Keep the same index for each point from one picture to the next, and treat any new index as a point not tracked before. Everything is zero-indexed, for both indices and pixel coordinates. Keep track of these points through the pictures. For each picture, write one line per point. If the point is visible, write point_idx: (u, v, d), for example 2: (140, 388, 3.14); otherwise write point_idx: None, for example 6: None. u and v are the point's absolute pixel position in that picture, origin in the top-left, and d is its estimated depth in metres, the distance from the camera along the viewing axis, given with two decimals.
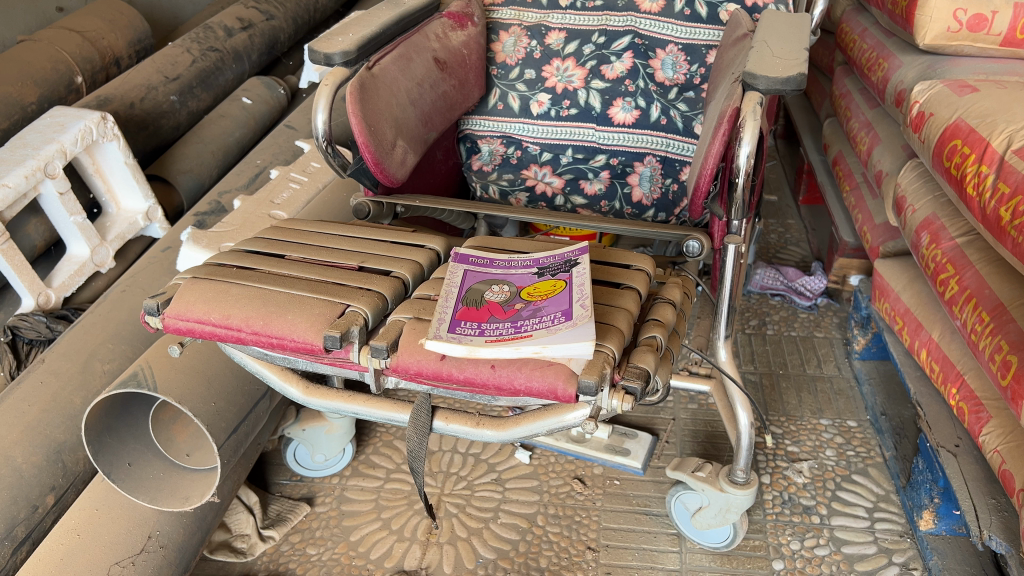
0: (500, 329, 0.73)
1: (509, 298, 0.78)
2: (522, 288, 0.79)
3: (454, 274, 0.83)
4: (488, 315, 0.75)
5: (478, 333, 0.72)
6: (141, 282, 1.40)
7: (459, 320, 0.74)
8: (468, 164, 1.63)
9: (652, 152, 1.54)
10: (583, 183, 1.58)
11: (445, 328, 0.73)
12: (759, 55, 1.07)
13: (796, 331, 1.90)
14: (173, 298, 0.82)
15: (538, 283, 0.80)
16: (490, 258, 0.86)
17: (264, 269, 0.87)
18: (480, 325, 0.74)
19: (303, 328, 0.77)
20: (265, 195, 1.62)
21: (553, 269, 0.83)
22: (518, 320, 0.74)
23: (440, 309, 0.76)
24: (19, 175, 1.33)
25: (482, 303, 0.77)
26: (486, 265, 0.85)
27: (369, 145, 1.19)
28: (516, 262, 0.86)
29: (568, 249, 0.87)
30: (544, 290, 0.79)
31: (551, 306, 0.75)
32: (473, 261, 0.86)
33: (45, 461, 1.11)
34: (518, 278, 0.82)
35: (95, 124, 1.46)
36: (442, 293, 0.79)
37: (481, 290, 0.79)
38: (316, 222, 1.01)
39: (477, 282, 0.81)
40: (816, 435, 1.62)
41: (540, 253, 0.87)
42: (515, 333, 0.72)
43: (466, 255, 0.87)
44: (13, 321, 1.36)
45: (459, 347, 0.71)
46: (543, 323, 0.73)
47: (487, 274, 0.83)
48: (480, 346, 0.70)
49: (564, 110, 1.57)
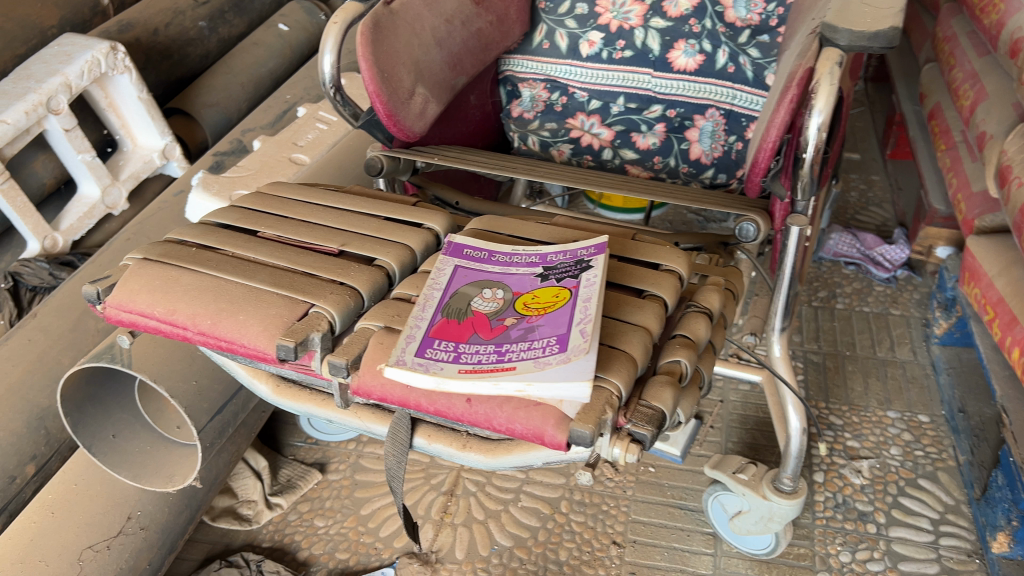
0: (480, 355, 0.59)
1: (499, 311, 0.64)
2: (518, 297, 0.66)
3: (442, 271, 0.69)
4: (468, 333, 0.61)
5: (450, 359, 0.59)
6: (147, 231, 1.32)
7: (432, 336, 0.61)
8: (507, 110, 1.46)
9: (716, 104, 1.34)
10: (634, 136, 1.39)
11: (413, 347, 0.60)
12: (844, 3, 0.89)
13: (870, 306, 1.71)
14: (116, 284, 0.70)
15: (538, 292, 0.66)
16: (489, 252, 0.73)
17: (229, 250, 0.75)
18: (457, 345, 0.60)
19: (254, 332, 0.65)
20: (288, 136, 1.50)
21: (560, 273, 0.68)
22: (504, 344, 0.60)
23: (413, 321, 0.63)
24: (19, 110, 1.24)
25: (464, 316, 0.64)
26: (482, 260, 0.71)
27: (381, 95, 1.05)
28: (519, 259, 0.72)
29: (583, 246, 0.72)
30: (543, 304, 0.64)
31: (547, 328, 0.61)
32: (468, 254, 0.72)
33: (26, 428, 1.04)
34: (517, 282, 0.68)
35: (104, 55, 1.35)
36: (420, 298, 0.66)
37: (468, 297, 0.66)
38: (304, 188, 0.88)
39: (466, 285, 0.68)
40: (881, 430, 1.45)
41: (549, 248, 0.73)
42: (496, 363, 0.58)
43: (461, 246, 0.73)
44: (15, 266, 1.29)
45: (422, 375, 0.57)
46: (532, 352, 0.59)
47: (482, 274, 0.69)
48: (449, 377, 0.57)
49: (617, 51, 1.38)
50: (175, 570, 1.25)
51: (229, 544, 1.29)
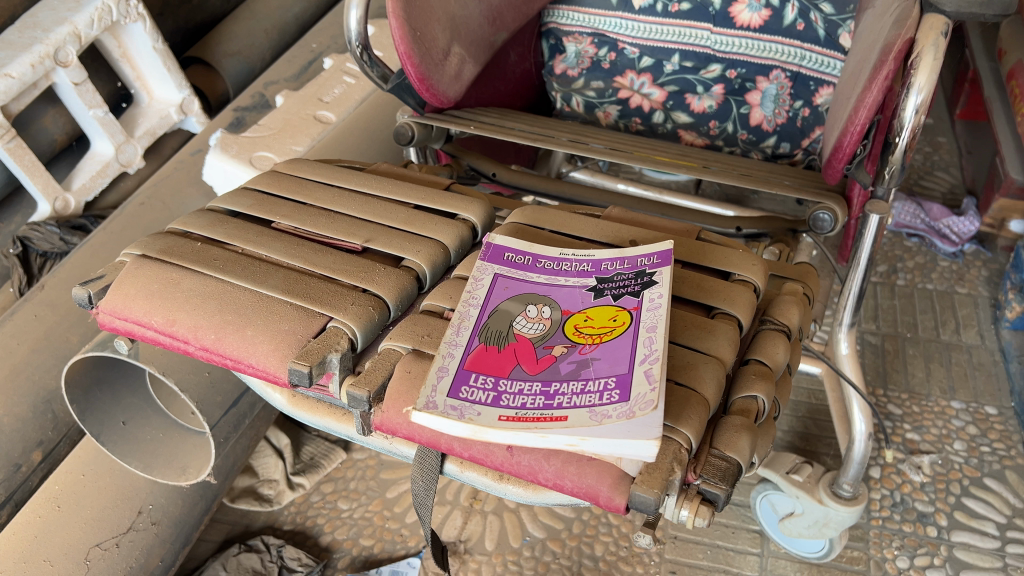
0: (523, 398, 0.50)
1: (547, 337, 0.55)
2: (569, 319, 0.56)
3: (479, 281, 0.60)
4: (511, 366, 0.52)
5: (489, 401, 0.50)
6: (163, 194, 1.23)
7: (468, 369, 0.52)
8: (549, 67, 1.34)
9: (782, 65, 1.21)
10: (689, 98, 1.27)
11: (444, 383, 0.51)
12: None
13: (934, 284, 1.59)
14: (110, 287, 0.62)
15: (591, 313, 0.57)
16: (533, 256, 0.63)
17: (238, 245, 0.66)
18: (497, 382, 0.51)
19: (263, 351, 0.57)
20: (312, 91, 1.39)
21: (617, 289, 0.59)
22: (553, 383, 0.51)
23: (445, 348, 0.54)
24: (24, 63, 1.15)
25: (505, 343, 0.54)
26: (526, 268, 0.62)
27: (412, 56, 0.94)
28: (568, 267, 0.62)
29: (643, 253, 0.62)
30: (598, 331, 0.55)
31: (604, 366, 0.52)
32: (509, 260, 0.62)
33: (31, 413, 0.97)
34: (567, 298, 0.58)
35: (115, 2, 1.25)
36: (454, 316, 0.57)
37: (510, 317, 0.57)
38: (325, 168, 0.79)
39: (507, 301, 0.58)
40: (944, 422, 1.35)
41: (604, 253, 0.63)
42: (544, 410, 0.49)
43: (501, 249, 0.63)
44: (23, 230, 1.22)
45: (455, 422, 0.48)
46: (587, 399, 0.49)
47: (526, 285, 0.60)
48: (488, 426, 0.48)
49: (673, 4, 1.25)
50: (194, 552, 1.20)
51: (249, 525, 1.23)
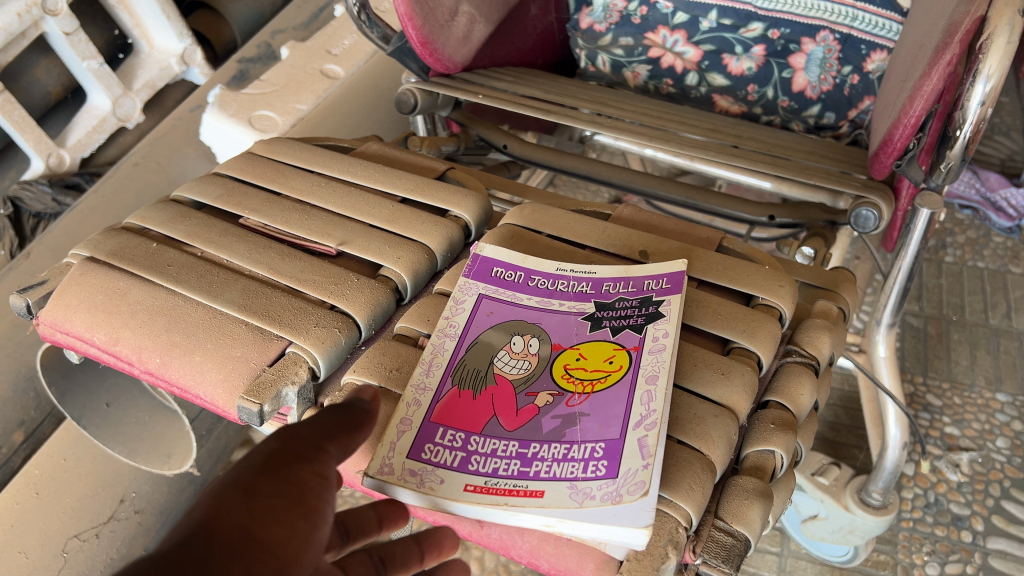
0: (496, 463, 0.44)
1: (530, 381, 0.48)
2: (557, 360, 0.50)
3: (461, 303, 0.54)
4: (485, 420, 0.46)
5: (455, 465, 0.44)
6: (159, 155, 1.16)
7: (436, 423, 0.46)
8: (574, 21, 1.22)
9: (831, 26, 1.09)
10: (726, 58, 1.16)
11: (405, 441, 0.45)
12: None
13: (985, 262, 1.48)
14: (51, 295, 0.55)
15: (584, 350, 0.50)
16: (526, 273, 0.56)
17: (199, 247, 0.59)
18: (468, 440, 0.45)
19: (211, 381, 0.50)
20: (320, 42, 1.30)
21: (616, 322, 0.52)
22: (531, 446, 0.45)
23: (413, 394, 0.48)
24: (11, 12, 1.07)
25: (482, 389, 0.48)
26: (516, 287, 0.55)
27: (414, 18, 0.85)
28: (564, 288, 0.55)
29: (651, 273, 0.55)
30: (590, 375, 0.49)
31: (593, 428, 0.45)
32: (498, 277, 0.56)
33: (13, 393, 0.93)
34: (559, 328, 0.52)
35: None
36: (427, 352, 0.51)
37: (492, 351, 0.51)
38: (306, 151, 0.71)
39: (490, 331, 0.52)
40: (986, 416, 1.25)
41: (607, 272, 0.56)
42: (518, 482, 0.43)
43: (489, 263, 0.57)
44: (14, 189, 1.16)
45: (414, 491, 0.42)
46: (568, 470, 0.43)
47: (513, 310, 0.54)
48: (451, 499, 0.42)
49: None
50: None
51: None
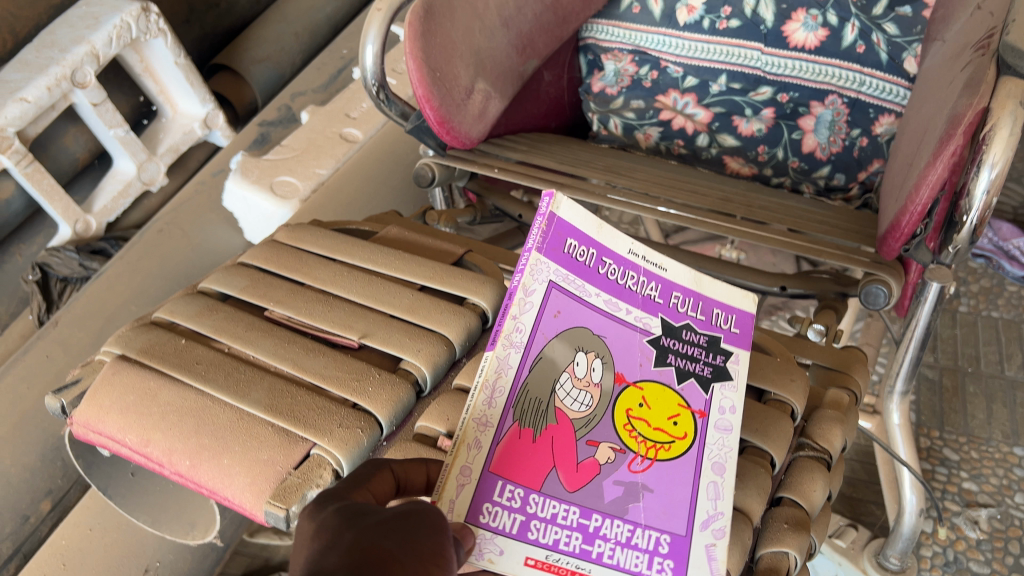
0: (557, 534, 0.46)
1: (591, 425, 0.50)
2: (620, 406, 0.51)
3: (532, 291, 0.52)
4: (544, 475, 0.47)
5: (513, 535, 0.44)
6: (183, 220, 1.19)
7: (496, 475, 0.46)
8: (587, 84, 1.26)
9: (838, 90, 1.11)
10: (737, 120, 1.19)
11: (465, 501, 0.44)
12: None
13: (1000, 312, 1.48)
14: (85, 394, 0.57)
15: (647, 392, 0.53)
16: (597, 252, 0.56)
17: (226, 343, 0.61)
18: (527, 499, 0.46)
19: (238, 484, 0.52)
20: (339, 106, 1.33)
21: (683, 363, 0.55)
22: (593, 517, 0.47)
23: (475, 425, 0.47)
24: (41, 86, 1.11)
25: (542, 429, 0.48)
26: (586, 280, 0.55)
27: (431, 98, 0.87)
28: (634, 287, 0.57)
29: (720, 305, 0.61)
30: (656, 433, 0.51)
31: (655, 508, 0.49)
32: (569, 253, 0.55)
33: (40, 462, 0.96)
34: (623, 353, 0.53)
35: (135, 19, 1.20)
36: (500, 346, 0.50)
37: (555, 373, 0.50)
38: (327, 238, 0.74)
39: (556, 342, 0.51)
40: (1004, 471, 1.25)
41: (680, 278, 0.59)
42: (580, 565, 0.45)
43: (563, 231, 0.55)
44: (43, 256, 1.20)
45: (473, 560, 0.43)
46: (634, 559, 0.46)
47: (576, 309, 0.53)
48: (512, 571, 0.44)
49: (721, 20, 1.15)
50: None
51: (268, 560, 1.20)
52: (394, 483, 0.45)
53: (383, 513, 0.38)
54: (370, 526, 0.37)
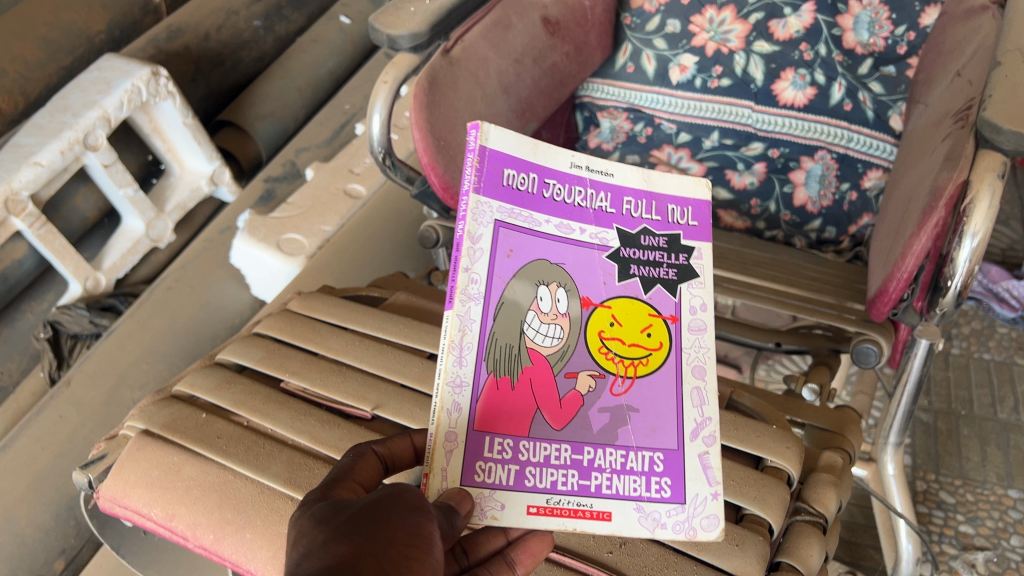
0: (553, 476, 0.49)
1: (566, 357, 0.52)
2: (593, 340, 0.53)
3: (479, 235, 0.52)
4: (529, 415, 0.50)
5: (512, 484, 0.48)
6: (191, 277, 1.22)
7: (481, 433, 0.48)
8: (584, 140, 1.30)
9: (828, 146, 1.15)
10: (729, 174, 1.22)
11: (456, 468, 0.47)
12: (1008, 84, 0.72)
13: (991, 354, 1.51)
14: (111, 470, 0.60)
15: (616, 310, 0.54)
16: (538, 175, 0.55)
17: (244, 415, 0.64)
18: (517, 447, 0.49)
19: (259, 558, 0.54)
20: (343, 162, 1.36)
21: (646, 271, 0.56)
22: (585, 451, 0.50)
23: (453, 388, 0.49)
24: (54, 150, 1.15)
25: (519, 374, 0.50)
26: (534, 208, 0.54)
27: (435, 165, 0.91)
28: (583, 203, 0.56)
29: (673, 195, 0.59)
30: (631, 350, 0.54)
31: (641, 431, 0.52)
32: (509, 185, 0.54)
33: (53, 521, 0.98)
34: (586, 275, 0.54)
35: (145, 82, 1.23)
36: (459, 295, 0.50)
37: (520, 313, 0.51)
38: (340, 307, 0.77)
39: (518, 276, 0.52)
40: (1000, 513, 1.27)
41: (629, 182, 0.58)
42: (583, 500, 0.49)
43: (499, 163, 0.54)
44: (54, 313, 1.22)
45: (479, 520, 0.47)
46: (632, 487, 0.50)
47: (528, 241, 0.53)
48: (519, 523, 0.47)
49: (712, 79, 1.20)
50: None
51: None
52: (380, 462, 0.48)
53: (357, 504, 0.41)
54: (343, 523, 0.40)
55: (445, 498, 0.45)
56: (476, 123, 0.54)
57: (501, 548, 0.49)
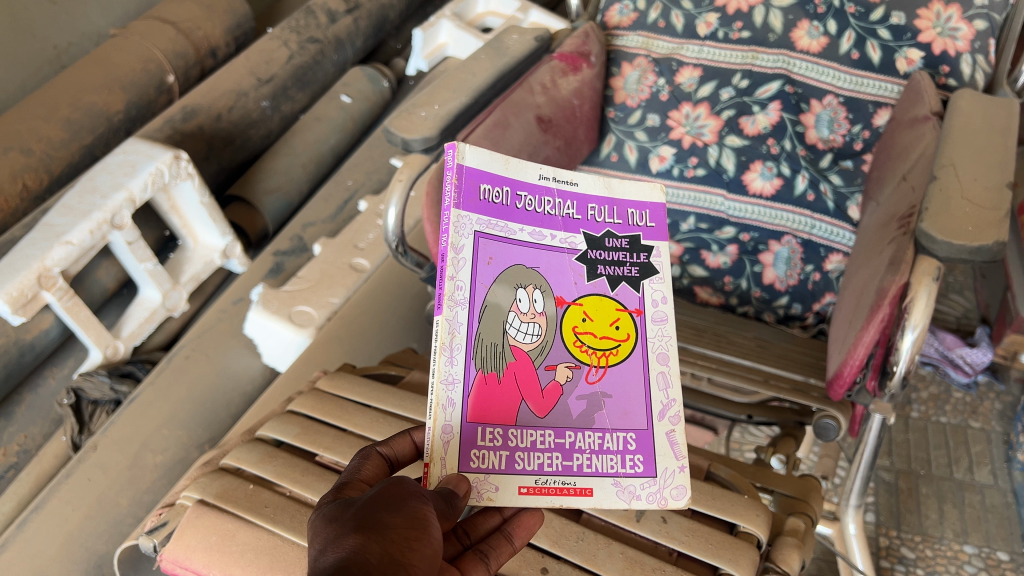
0: (540, 459, 0.56)
1: (546, 351, 0.59)
2: (568, 334, 0.60)
3: (461, 247, 0.58)
4: (516, 406, 0.57)
5: (504, 468, 0.55)
6: (207, 346, 1.31)
7: (474, 423, 0.55)
8: None
9: (793, 232, 1.27)
10: (704, 254, 1.33)
11: (453, 456, 0.54)
12: (942, 197, 0.84)
13: (947, 417, 1.63)
14: (172, 535, 0.69)
15: (587, 307, 0.61)
16: (511, 189, 0.62)
17: (286, 487, 0.73)
18: (506, 435, 0.56)
19: None
20: (348, 238, 1.44)
21: (612, 270, 0.63)
22: (566, 435, 0.57)
23: (446, 387, 0.55)
24: (84, 230, 1.23)
25: (504, 369, 0.57)
26: (509, 218, 0.60)
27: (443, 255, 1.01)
28: (552, 212, 0.63)
29: (632, 200, 0.66)
30: (602, 341, 0.61)
31: (614, 413, 0.59)
32: (485, 199, 0.60)
33: None
34: (560, 279, 0.61)
35: (168, 166, 1.32)
36: (446, 300, 0.56)
37: (502, 314, 0.58)
38: (364, 386, 0.86)
39: (499, 281, 0.59)
40: (956, 567, 1.37)
41: (592, 190, 0.65)
42: (567, 479, 0.56)
43: (475, 180, 0.60)
44: (76, 380, 1.29)
45: (476, 501, 0.53)
46: (609, 465, 0.58)
47: (506, 249, 0.59)
48: (512, 502, 0.54)
49: (689, 168, 1.32)
50: None
51: None
52: (385, 461, 0.54)
53: (362, 500, 0.47)
54: (352, 517, 0.45)
55: (445, 483, 0.52)
56: (453, 144, 0.60)
57: (498, 525, 0.56)
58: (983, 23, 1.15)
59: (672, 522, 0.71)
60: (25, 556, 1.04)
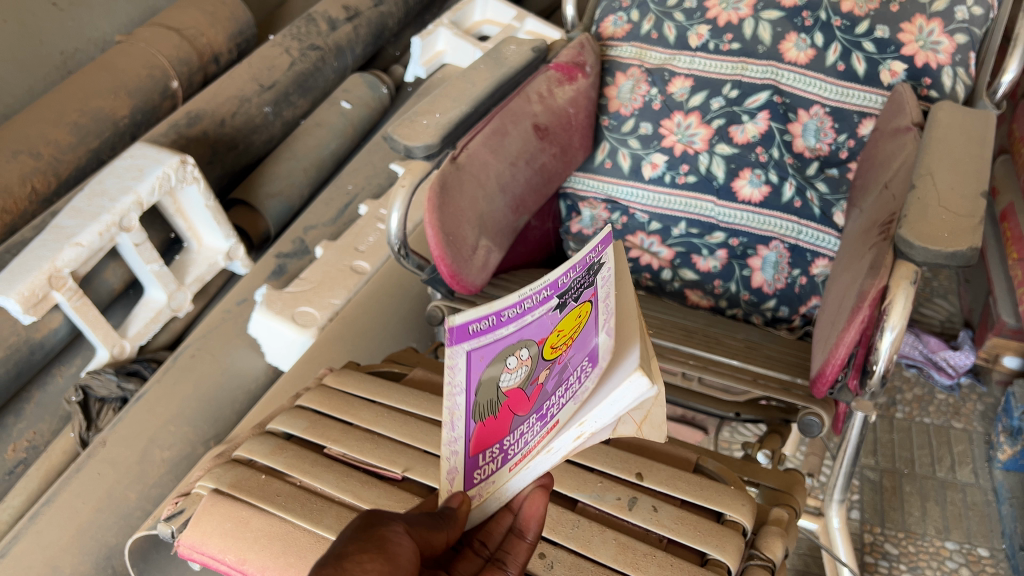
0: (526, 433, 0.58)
1: (531, 375, 0.55)
2: (548, 347, 0.55)
3: (452, 369, 0.51)
4: (506, 419, 0.56)
5: (508, 467, 0.58)
6: (212, 345, 1.34)
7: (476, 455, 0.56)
8: (567, 226, 1.46)
9: (780, 238, 1.32)
10: (695, 258, 1.38)
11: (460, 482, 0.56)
12: (919, 205, 0.89)
13: (931, 418, 1.67)
14: (190, 522, 0.73)
15: (568, 323, 0.56)
16: (497, 310, 0.50)
17: (296, 476, 0.77)
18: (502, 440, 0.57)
19: None
20: (349, 240, 1.48)
21: (586, 284, 0.56)
22: (548, 405, 0.59)
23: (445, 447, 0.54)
24: (94, 232, 1.27)
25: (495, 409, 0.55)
26: (493, 331, 0.51)
27: (444, 258, 1.05)
28: (533, 302, 0.52)
29: (593, 244, 0.54)
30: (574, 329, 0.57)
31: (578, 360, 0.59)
32: (476, 333, 0.50)
33: (94, 570, 1.10)
34: (543, 328, 0.54)
35: (174, 170, 1.36)
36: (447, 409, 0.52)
37: (495, 382, 0.53)
38: (369, 382, 0.90)
39: (490, 368, 0.52)
40: (938, 563, 1.41)
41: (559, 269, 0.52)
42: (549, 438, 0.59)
43: (464, 325, 0.49)
44: (85, 377, 1.33)
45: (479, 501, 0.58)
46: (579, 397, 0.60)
47: (498, 346, 0.52)
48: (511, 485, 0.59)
49: (680, 175, 1.37)
50: None
51: None
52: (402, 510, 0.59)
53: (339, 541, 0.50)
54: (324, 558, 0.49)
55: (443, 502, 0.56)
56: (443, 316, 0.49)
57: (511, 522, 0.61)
58: (964, 36, 1.19)
59: (662, 511, 0.75)
60: (37, 547, 1.08)
